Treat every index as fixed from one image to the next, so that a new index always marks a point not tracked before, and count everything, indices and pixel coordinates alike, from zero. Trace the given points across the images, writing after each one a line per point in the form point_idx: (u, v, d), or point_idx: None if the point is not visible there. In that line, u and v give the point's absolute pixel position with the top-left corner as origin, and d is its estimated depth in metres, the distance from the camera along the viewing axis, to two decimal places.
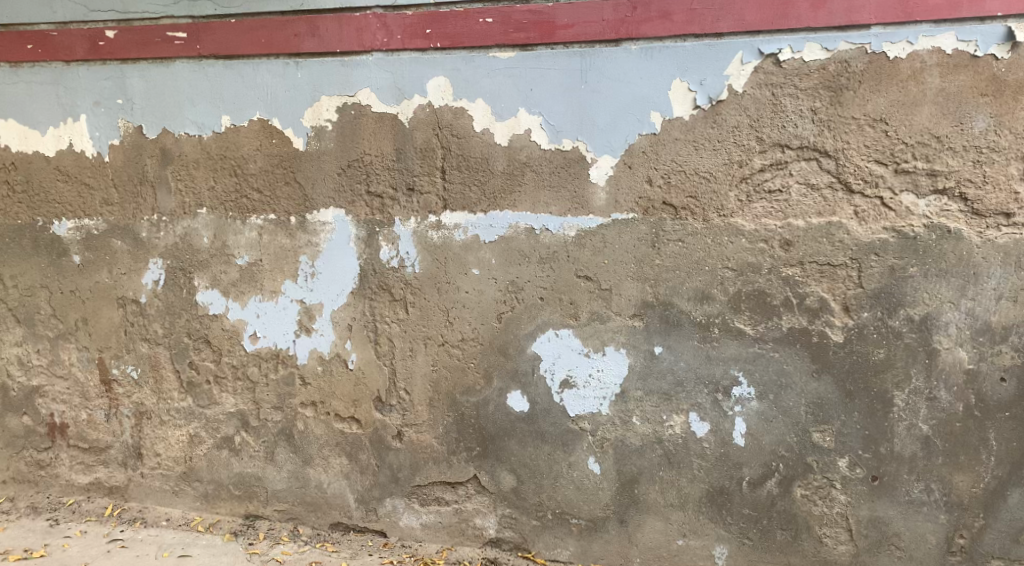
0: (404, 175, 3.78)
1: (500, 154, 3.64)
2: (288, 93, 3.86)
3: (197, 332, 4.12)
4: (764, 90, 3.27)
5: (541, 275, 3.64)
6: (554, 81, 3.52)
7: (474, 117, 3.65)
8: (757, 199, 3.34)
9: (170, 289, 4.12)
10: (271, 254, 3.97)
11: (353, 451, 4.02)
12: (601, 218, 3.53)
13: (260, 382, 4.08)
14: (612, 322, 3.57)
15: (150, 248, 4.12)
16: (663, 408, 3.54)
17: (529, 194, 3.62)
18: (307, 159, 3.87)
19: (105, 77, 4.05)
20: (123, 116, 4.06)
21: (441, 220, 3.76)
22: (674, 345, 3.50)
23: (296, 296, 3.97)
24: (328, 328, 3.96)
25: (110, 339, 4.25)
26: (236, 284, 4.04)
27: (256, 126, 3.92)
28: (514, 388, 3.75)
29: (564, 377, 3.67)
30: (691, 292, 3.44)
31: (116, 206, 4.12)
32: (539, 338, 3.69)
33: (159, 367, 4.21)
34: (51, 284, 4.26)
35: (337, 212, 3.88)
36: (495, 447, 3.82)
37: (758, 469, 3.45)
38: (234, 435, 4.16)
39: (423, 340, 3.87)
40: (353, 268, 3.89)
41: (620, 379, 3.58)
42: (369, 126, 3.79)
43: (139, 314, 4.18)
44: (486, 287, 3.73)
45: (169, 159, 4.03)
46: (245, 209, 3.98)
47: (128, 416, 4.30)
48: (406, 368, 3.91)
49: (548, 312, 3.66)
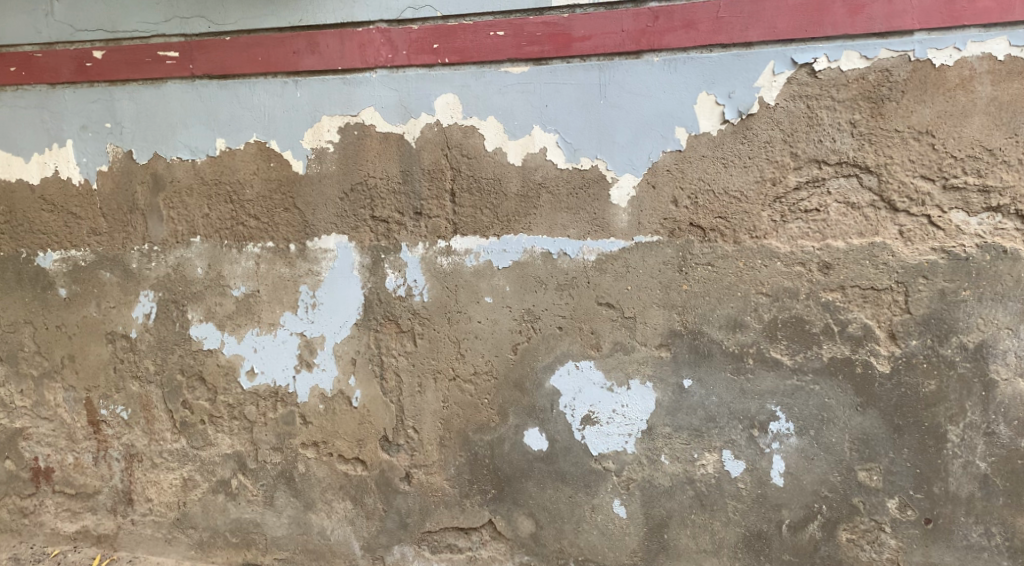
0: (411, 199, 3.55)
1: (513, 174, 3.41)
2: (287, 114, 3.64)
3: (190, 368, 3.87)
4: (799, 103, 3.06)
5: (560, 303, 3.40)
6: (571, 96, 3.30)
7: (485, 136, 3.43)
8: (793, 219, 3.11)
9: (162, 324, 3.87)
10: (269, 285, 3.73)
11: (359, 495, 3.74)
12: (623, 241, 3.29)
13: (258, 422, 3.82)
14: (637, 353, 3.33)
15: (140, 279, 3.87)
16: (694, 446, 3.29)
17: (545, 217, 3.38)
18: (307, 183, 3.64)
19: (92, 100, 3.83)
20: (112, 141, 3.83)
21: (450, 246, 3.52)
22: (705, 377, 3.25)
23: (296, 328, 3.72)
24: (330, 362, 3.70)
25: (98, 377, 3.98)
26: (232, 316, 3.79)
27: (252, 150, 3.69)
28: (531, 425, 3.49)
29: (585, 413, 3.42)
30: (723, 320, 3.21)
31: (104, 235, 3.88)
32: (557, 372, 3.44)
33: (151, 407, 3.95)
34: (36, 320, 4.00)
35: (340, 239, 3.64)
36: (512, 489, 3.55)
37: (799, 511, 3.19)
38: (231, 479, 3.89)
39: (433, 374, 3.61)
40: (357, 298, 3.64)
41: (646, 415, 3.34)
42: (373, 147, 3.56)
43: (129, 350, 3.93)
44: (501, 316, 3.48)
45: (161, 185, 3.79)
46: (240, 237, 3.74)
47: (117, 459, 4.02)
48: (415, 405, 3.65)
49: (567, 343, 3.42)
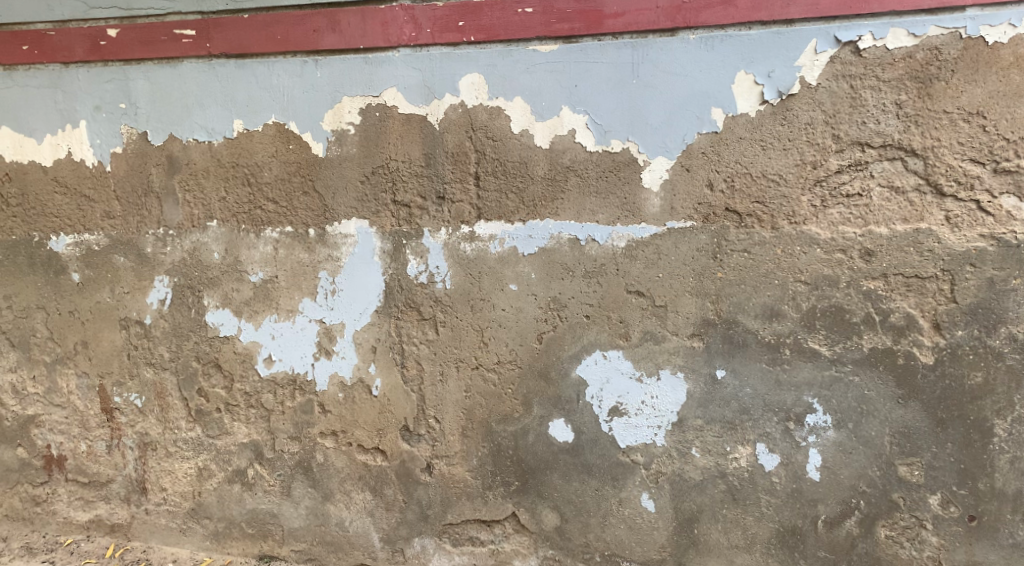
0: (434, 183, 3.44)
1: (540, 157, 3.30)
2: (306, 94, 3.53)
3: (206, 356, 3.77)
4: (842, 83, 2.99)
5: (587, 290, 3.30)
6: (602, 76, 3.20)
7: (511, 117, 3.32)
8: (834, 204, 3.04)
9: (178, 310, 3.78)
10: (287, 270, 3.63)
11: (378, 486, 3.65)
12: (655, 227, 3.19)
13: (275, 411, 3.72)
14: (668, 343, 3.23)
15: (155, 264, 3.77)
16: (726, 439, 3.21)
17: (574, 201, 3.28)
18: (327, 166, 3.53)
19: (106, 80, 3.72)
20: (127, 122, 3.73)
21: (474, 231, 3.41)
22: (740, 367, 3.17)
23: (315, 315, 3.62)
24: (349, 350, 3.61)
25: (111, 364, 3.90)
26: (249, 303, 3.69)
27: (271, 131, 3.58)
28: (557, 416, 3.39)
29: (613, 405, 3.32)
30: (759, 309, 3.12)
31: (119, 219, 3.79)
32: (584, 361, 3.34)
33: (165, 395, 3.86)
34: (48, 305, 3.92)
35: (360, 223, 3.53)
36: (536, 481, 3.46)
37: (836, 507, 3.12)
38: (247, 468, 3.80)
39: (455, 363, 3.51)
40: (377, 285, 3.54)
41: (677, 407, 3.24)
42: (395, 129, 3.45)
43: (143, 337, 3.84)
44: (526, 304, 3.38)
45: (176, 167, 3.69)
46: (258, 221, 3.64)
47: (131, 447, 3.94)
48: (436, 394, 3.55)
49: (595, 332, 3.31)
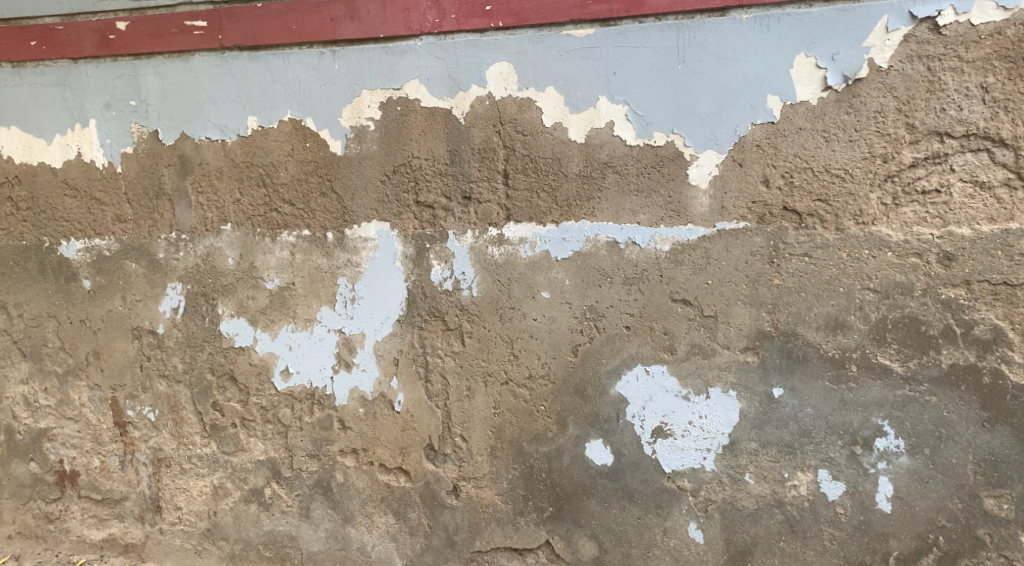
0: (459, 181, 3.17)
1: (575, 153, 3.01)
2: (323, 88, 3.27)
3: (220, 367, 3.51)
4: (918, 65, 2.67)
5: (627, 299, 3.00)
6: (644, 62, 2.89)
7: (543, 109, 3.03)
8: (907, 202, 2.72)
9: (191, 318, 3.51)
10: (304, 277, 3.37)
11: (402, 509, 3.38)
12: (703, 229, 2.88)
13: (293, 427, 3.46)
14: (719, 358, 2.91)
15: (167, 270, 3.51)
16: (784, 464, 2.88)
17: (612, 201, 2.98)
18: (345, 164, 3.28)
19: (116, 75, 3.48)
20: (137, 120, 3.47)
21: (502, 234, 3.13)
22: (799, 386, 2.84)
23: (334, 325, 3.36)
24: (370, 362, 3.34)
25: (124, 376, 3.62)
26: (265, 311, 3.43)
27: (286, 128, 3.33)
28: (594, 436, 3.10)
29: (656, 425, 3.02)
30: (821, 321, 2.79)
31: (131, 223, 3.52)
32: (624, 377, 3.04)
33: (179, 408, 3.58)
34: (60, 313, 3.64)
35: (380, 226, 3.27)
36: (571, 508, 3.16)
37: (910, 543, 2.78)
38: (264, 488, 3.52)
39: (483, 378, 3.23)
40: (400, 292, 3.27)
41: (729, 428, 2.93)
42: (417, 124, 3.18)
43: (156, 347, 3.56)
44: (559, 314, 3.09)
45: (188, 167, 3.44)
46: (273, 225, 3.38)
47: (145, 463, 3.65)
48: (463, 411, 3.27)
49: (636, 345, 3.01)
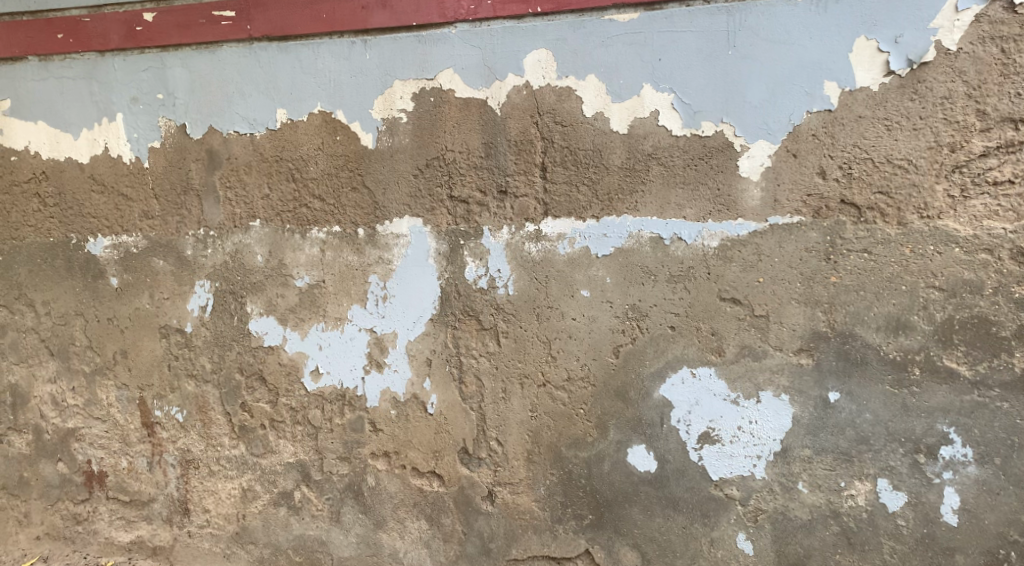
0: (495, 175, 3.03)
1: (617, 145, 2.86)
2: (354, 79, 3.16)
3: (249, 367, 3.40)
4: (990, 46, 2.50)
5: (672, 298, 2.86)
6: (690, 48, 2.74)
7: (584, 99, 2.88)
8: (977, 195, 2.56)
9: (220, 317, 3.41)
10: (334, 274, 3.26)
11: (435, 515, 3.26)
12: (755, 223, 2.73)
13: (324, 428, 3.35)
14: (770, 360, 2.77)
15: (195, 267, 3.41)
16: (840, 473, 2.73)
17: (657, 194, 2.84)
18: (377, 158, 3.16)
19: (143, 68, 3.38)
20: (164, 114, 3.38)
21: (540, 230, 3.00)
22: (857, 390, 2.68)
23: (365, 324, 3.24)
24: (402, 363, 3.22)
25: (152, 376, 3.52)
26: (295, 310, 3.32)
27: (315, 121, 3.22)
28: (637, 442, 2.96)
29: (703, 430, 2.88)
30: (881, 321, 2.64)
31: (158, 219, 3.43)
32: (669, 380, 2.90)
33: (207, 409, 3.48)
34: (87, 312, 3.54)
35: (413, 222, 3.15)
36: (612, 516, 3.02)
37: (978, 558, 2.62)
38: (294, 491, 3.41)
39: (519, 380, 3.09)
40: (433, 290, 3.15)
41: (781, 434, 2.79)
42: (451, 116, 3.05)
43: (184, 346, 3.47)
44: (600, 313, 2.96)
45: (216, 162, 3.34)
46: (303, 220, 3.27)
47: (173, 465, 3.55)
48: (498, 414, 3.14)
49: (682, 346, 2.87)
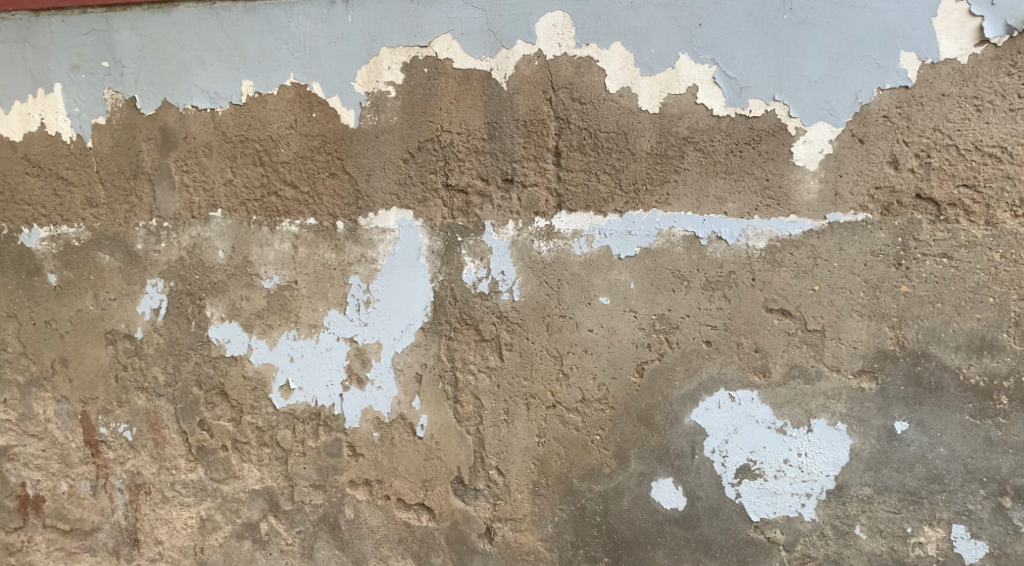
0: (500, 161, 2.58)
1: (646, 126, 2.45)
2: (333, 45, 2.69)
3: (209, 381, 2.92)
4: None
5: (708, 308, 2.44)
6: (738, 12, 2.36)
7: (607, 71, 2.46)
8: None
9: (175, 322, 2.92)
10: (308, 274, 2.78)
11: (424, 553, 2.79)
12: (810, 221, 2.35)
13: (294, 452, 2.87)
14: (825, 384, 2.38)
15: (147, 264, 2.92)
16: (907, 517, 2.35)
17: (693, 185, 2.43)
18: (360, 139, 2.69)
19: (85, 31, 2.88)
20: (110, 85, 2.88)
21: (552, 226, 2.55)
22: (929, 419, 2.32)
23: (345, 333, 2.77)
24: (387, 378, 2.76)
25: (96, 388, 3.01)
26: (262, 315, 2.85)
27: (287, 95, 2.74)
28: (663, 475, 2.53)
29: (742, 463, 2.46)
30: (962, 339, 2.29)
31: (104, 208, 2.94)
32: (703, 405, 2.48)
33: (160, 427, 2.98)
34: (21, 313, 3.03)
35: (402, 214, 2.68)
36: (632, 560, 2.59)
37: None
38: (259, 522, 2.93)
39: (525, 400, 2.65)
40: (424, 293, 2.69)
41: (836, 469, 2.39)
42: (448, 90, 2.59)
43: (134, 355, 2.97)
44: (622, 324, 2.52)
45: (171, 142, 2.86)
46: (272, 211, 2.80)
47: (120, 490, 3.04)
48: (499, 439, 2.69)
49: (718, 364, 2.45)
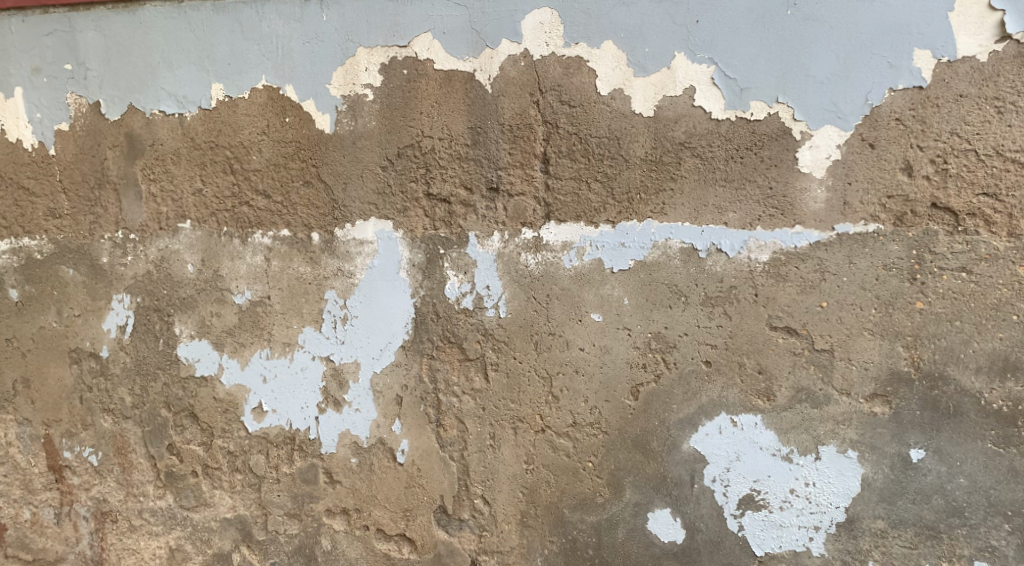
0: (484, 168, 2.41)
1: (640, 131, 2.28)
2: (307, 46, 2.49)
3: (178, 403, 2.67)
4: None
5: (708, 325, 2.27)
6: (739, 7, 2.19)
7: (598, 72, 2.29)
8: None
9: (142, 340, 2.68)
10: (281, 289, 2.56)
11: None
12: (817, 233, 2.18)
13: (268, 479, 2.64)
14: (834, 408, 2.20)
15: (113, 278, 2.68)
16: (924, 553, 2.18)
17: (692, 194, 2.26)
18: (335, 145, 2.49)
19: (45, 31, 2.65)
20: (73, 89, 2.64)
21: (540, 237, 2.38)
22: (948, 447, 2.15)
23: (321, 352, 2.56)
24: (366, 401, 2.55)
25: (60, 410, 2.76)
26: (234, 333, 2.61)
27: (259, 99, 2.53)
28: (660, 505, 2.35)
29: (745, 492, 2.29)
30: (983, 361, 2.12)
31: (68, 218, 2.69)
32: (703, 430, 2.30)
33: (127, 451, 2.73)
34: None
35: (381, 225, 2.49)
36: None
37: None
38: (231, 553, 2.70)
39: (512, 424, 2.46)
40: (404, 310, 2.50)
41: (846, 500, 2.21)
42: (429, 93, 2.42)
43: (99, 375, 2.72)
44: (615, 342, 2.35)
45: (138, 149, 2.62)
46: (244, 222, 2.58)
47: (86, 518, 2.80)
48: (486, 467, 2.50)
49: (720, 386, 2.28)
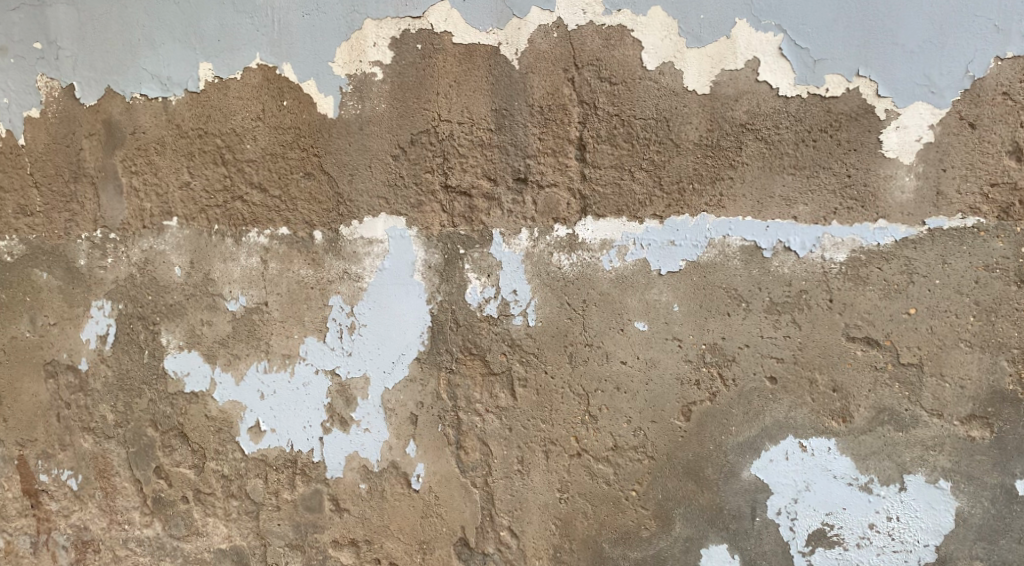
0: (510, 156, 2.10)
1: (694, 111, 1.98)
2: (306, 17, 2.18)
3: (165, 421, 2.33)
4: None
5: (773, 337, 1.98)
6: None
7: (646, 44, 2.00)
8: None
9: (125, 352, 2.34)
10: (281, 295, 2.24)
11: None
12: (906, 228, 1.92)
13: (267, 506, 2.31)
14: (924, 432, 1.94)
15: (91, 282, 2.35)
16: None
17: (756, 185, 1.97)
18: (341, 132, 2.18)
19: (12, 7, 2.34)
20: (44, 70, 2.33)
21: (575, 235, 2.07)
22: None
23: (325, 365, 2.24)
24: (376, 421, 2.23)
25: (35, 429, 2.42)
26: (227, 343, 2.28)
27: (252, 80, 2.21)
28: (716, 540, 2.05)
29: (816, 527, 2.00)
30: None
31: (40, 216, 2.37)
32: (766, 456, 2.00)
33: (110, 474, 2.39)
34: None
35: (392, 222, 2.17)
36: None
37: None
38: None
39: (543, 447, 2.14)
40: (419, 317, 2.18)
41: (937, 538, 1.94)
42: (447, 70, 2.11)
43: (77, 391, 2.38)
44: (665, 355, 2.04)
45: (117, 138, 2.30)
46: (237, 218, 2.25)
47: (65, 548, 2.45)
48: (514, 494, 2.18)
49: (789, 406, 1.98)
